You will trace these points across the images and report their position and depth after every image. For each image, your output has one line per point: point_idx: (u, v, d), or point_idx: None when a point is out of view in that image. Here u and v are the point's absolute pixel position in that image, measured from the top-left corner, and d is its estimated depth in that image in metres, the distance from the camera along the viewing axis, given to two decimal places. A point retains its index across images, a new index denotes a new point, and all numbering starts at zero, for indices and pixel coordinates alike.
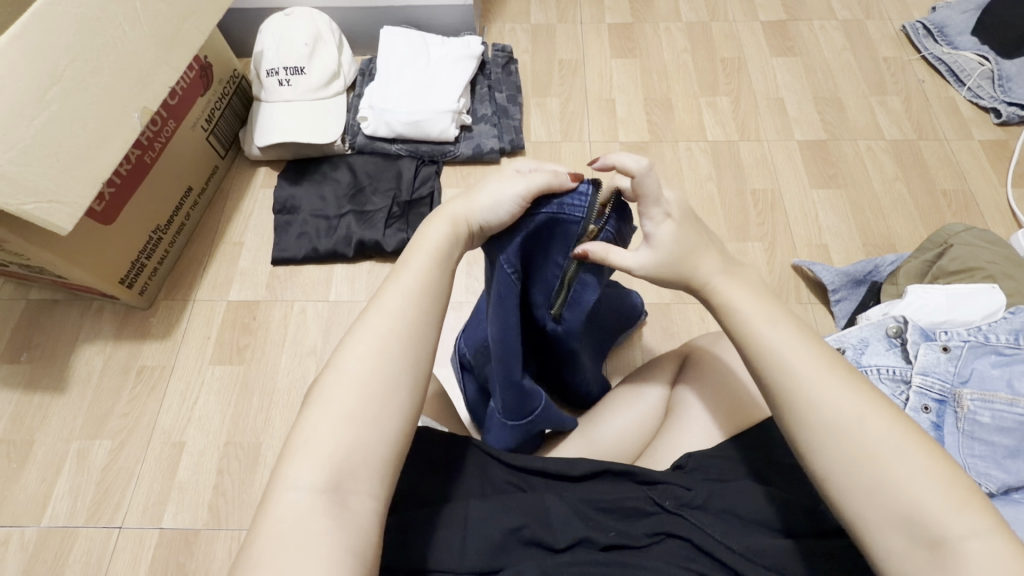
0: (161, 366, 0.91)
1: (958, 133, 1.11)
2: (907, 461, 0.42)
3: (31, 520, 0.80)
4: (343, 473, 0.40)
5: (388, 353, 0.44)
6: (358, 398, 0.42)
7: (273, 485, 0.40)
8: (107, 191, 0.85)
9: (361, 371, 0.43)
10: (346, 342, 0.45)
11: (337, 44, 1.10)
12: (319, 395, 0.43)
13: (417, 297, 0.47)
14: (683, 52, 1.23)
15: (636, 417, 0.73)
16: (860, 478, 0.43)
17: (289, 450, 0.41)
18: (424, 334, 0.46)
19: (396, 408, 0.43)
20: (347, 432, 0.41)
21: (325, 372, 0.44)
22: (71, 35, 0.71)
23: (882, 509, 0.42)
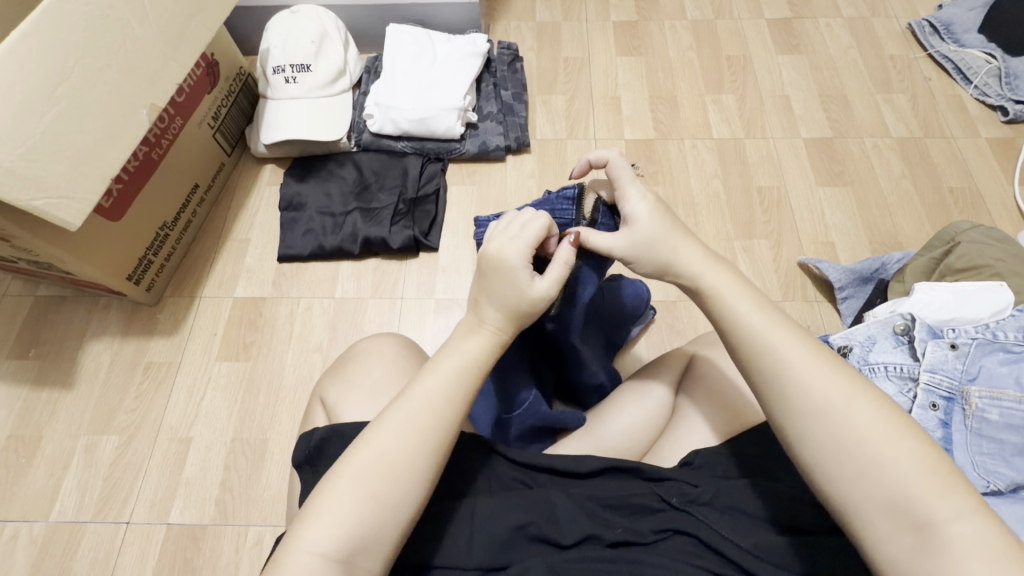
0: (168, 362, 0.91)
1: (965, 131, 1.10)
2: (889, 447, 0.42)
3: (40, 515, 0.81)
4: (354, 546, 0.44)
5: (417, 439, 0.48)
6: (378, 477, 0.46)
7: (290, 538, 0.45)
8: (116, 187, 0.85)
9: (387, 452, 0.47)
10: (381, 418, 0.49)
11: (342, 42, 1.10)
12: (347, 463, 0.47)
13: (453, 383, 0.50)
14: (688, 50, 1.23)
15: (644, 414, 0.72)
16: (846, 465, 0.43)
17: (308, 510, 0.46)
18: (451, 424, 0.49)
19: (410, 494, 0.47)
20: (365, 509, 0.45)
21: (359, 441, 0.48)
22: (80, 32, 0.71)
23: (868, 496, 0.42)
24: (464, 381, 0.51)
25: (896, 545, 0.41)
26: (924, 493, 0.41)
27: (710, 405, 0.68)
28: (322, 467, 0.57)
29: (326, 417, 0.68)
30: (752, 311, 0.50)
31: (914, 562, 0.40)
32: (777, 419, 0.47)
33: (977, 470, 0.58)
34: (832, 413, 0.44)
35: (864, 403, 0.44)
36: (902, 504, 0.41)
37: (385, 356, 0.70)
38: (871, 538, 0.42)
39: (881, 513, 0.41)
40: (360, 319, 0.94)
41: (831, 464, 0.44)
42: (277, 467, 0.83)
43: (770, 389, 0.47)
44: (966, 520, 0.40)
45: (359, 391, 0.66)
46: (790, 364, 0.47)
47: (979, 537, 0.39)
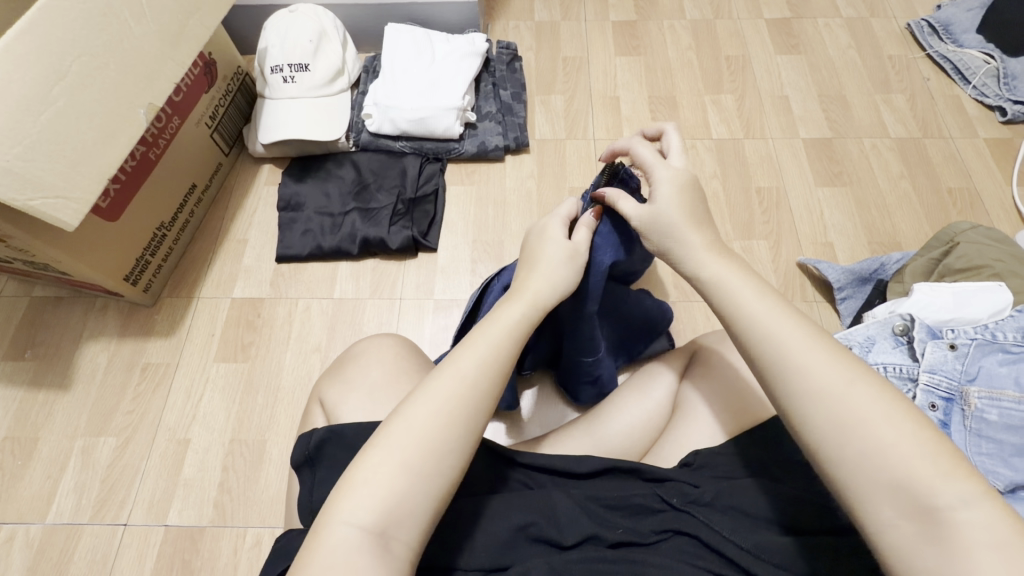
0: (165, 363, 0.91)
1: (963, 132, 1.11)
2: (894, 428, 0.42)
3: (37, 517, 0.80)
4: (390, 521, 0.44)
5: (452, 413, 0.48)
6: (416, 451, 0.46)
7: (326, 515, 0.44)
8: (112, 188, 0.84)
9: (424, 426, 0.47)
10: (412, 395, 0.49)
11: (341, 42, 1.10)
12: (383, 436, 0.47)
13: (488, 365, 0.51)
14: (687, 50, 1.23)
15: (643, 414, 0.72)
16: (849, 449, 0.43)
17: (345, 484, 0.45)
18: (484, 401, 0.49)
19: (447, 468, 0.46)
20: (401, 482, 0.45)
21: (392, 417, 0.48)
22: (78, 31, 0.71)
23: (874, 481, 0.42)
24: (496, 364, 0.51)
25: (898, 532, 0.41)
26: (926, 478, 0.40)
27: (711, 404, 0.68)
28: (321, 468, 0.57)
29: (325, 419, 0.67)
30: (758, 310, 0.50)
31: (918, 549, 0.40)
32: None
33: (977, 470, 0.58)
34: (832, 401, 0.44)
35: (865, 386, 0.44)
36: (906, 492, 0.40)
37: (385, 357, 0.69)
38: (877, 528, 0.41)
39: (884, 502, 0.41)
40: (359, 319, 0.94)
41: (832, 456, 0.44)
42: (275, 468, 0.83)
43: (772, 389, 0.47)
44: (972, 506, 0.39)
45: (358, 392, 0.66)
46: (797, 351, 0.47)
47: (987, 523, 0.38)
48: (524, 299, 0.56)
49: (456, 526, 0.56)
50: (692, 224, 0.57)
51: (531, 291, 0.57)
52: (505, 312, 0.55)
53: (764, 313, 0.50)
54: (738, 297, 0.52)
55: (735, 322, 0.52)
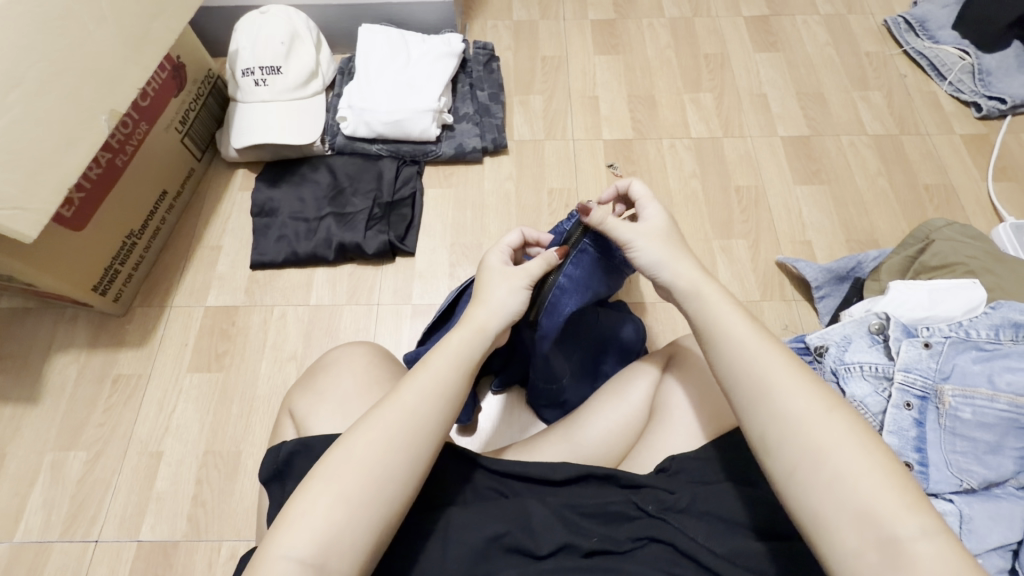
0: (137, 374, 0.89)
1: (939, 128, 1.11)
2: (857, 454, 0.43)
3: (4, 535, 0.78)
4: (330, 554, 0.43)
5: (395, 442, 0.47)
6: (358, 483, 0.45)
7: (267, 547, 0.44)
8: (77, 196, 0.82)
9: (365, 456, 0.46)
10: (359, 424, 0.49)
11: (314, 43, 1.08)
12: (323, 469, 0.46)
13: (432, 395, 0.50)
14: (666, 48, 1.23)
15: (620, 418, 0.71)
16: (810, 471, 0.44)
17: (285, 517, 0.45)
18: (431, 433, 0.49)
19: (389, 496, 0.46)
20: (341, 512, 0.44)
21: (334, 448, 0.47)
22: (35, 37, 0.69)
23: (836, 503, 0.42)
24: (441, 394, 0.51)
25: (859, 556, 0.41)
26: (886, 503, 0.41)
27: (686, 411, 0.67)
28: (290, 482, 0.56)
29: (295, 431, 0.66)
30: (737, 321, 0.52)
31: None
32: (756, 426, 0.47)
33: (950, 469, 0.59)
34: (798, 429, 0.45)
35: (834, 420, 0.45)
36: (868, 516, 0.41)
37: (357, 364, 0.68)
38: (838, 547, 0.42)
39: (851, 521, 0.42)
40: (335, 326, 0.93)
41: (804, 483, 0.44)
42: (250, 479, 0.81)
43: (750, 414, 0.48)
44: (927, 538, 0.40)
45: (326, 403, 0.64)
46: (774, 373, 0.48)
47: (936, 550, 0.39)
48: (472, 327, 0.56)
49: (429, 539, 0.56)
50: (675, 245, 0.60)
51: (479, 330, 0.56)
52: (452, 338, 0.55)
53: (730, 327, 0.52)
54: (715, 314, 0.54)
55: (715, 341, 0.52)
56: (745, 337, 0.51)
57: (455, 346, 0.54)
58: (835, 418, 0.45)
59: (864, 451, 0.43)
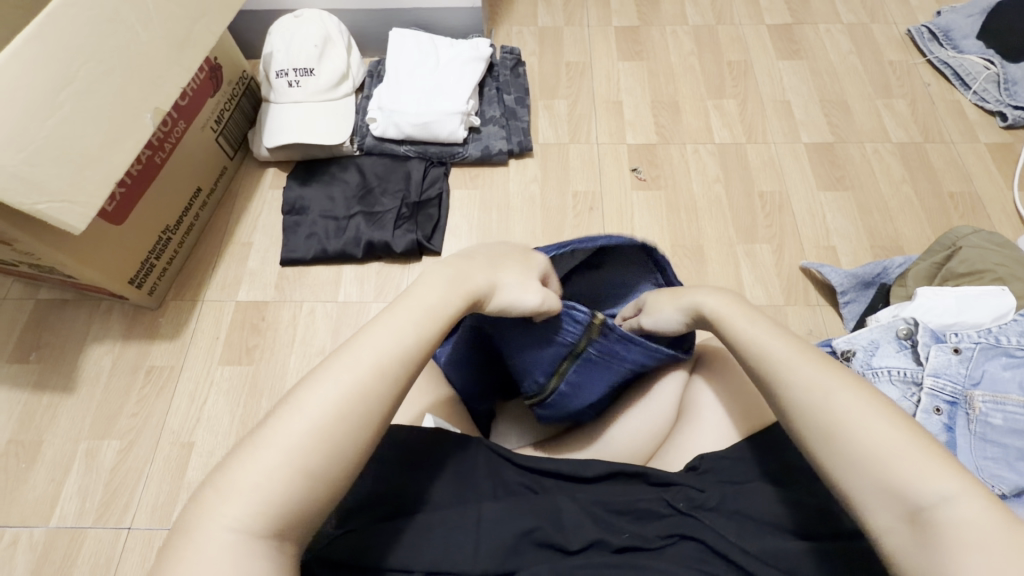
0: (170, 366, 0.91)
1: (964, 136, 1.11)
2: (877, 424, 0.43)
3: (40, 520, 0.80)
4: (279, 519, 0.40)
5: (347, 401, 0.44)
6: (307, 440, 0.42)
7: (203, 515, 0.40)
8: (119, 191, 0.84)
9: (312, 415, 0.43)
10: (308, 379, 0.45)
11: (346, 47, 1.10)
12: (268, 429, 0.42)
13: (389, 344, 0.47)
14: (690, 55, 1.24)
15: (647, 422, 0.72)
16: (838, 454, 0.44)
17: (222, 483, 0.41)
18: (381, 387, 0.45)
19: (342, 456, 0.43)
20: (283, 477, 0.41)
21: (279, 408, 0.44)
22: (86, 37, 0.71)
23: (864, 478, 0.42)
24: (394, 345, 0.47)
25: (893, 537, 0.41)
26: (905, 475, 0.41)
27: (714, 412, 0.69)
28: None
29: None
30: (747, 322, 0.57)
31: (915, 555, 0.39)
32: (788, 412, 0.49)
33: (980, 474, 0.58)
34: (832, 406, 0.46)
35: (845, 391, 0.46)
36: (894, 494, 0.41)
37: None
38: (879, 527, 0.41)
39: (880, 496, 0.41)
40: (363, 323, 0.94)
41: (844, 466, 0.44)
42: None
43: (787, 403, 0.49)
44: (953, 505, 0.39)
45: None
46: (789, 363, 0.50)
47: None
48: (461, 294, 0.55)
49: (461, 532, 0.55)
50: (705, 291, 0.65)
51: (470, 296, 0.55)
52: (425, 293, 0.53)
53: (753, 326, 0.57)
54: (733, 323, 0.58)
55: (735, 338, 0.57)
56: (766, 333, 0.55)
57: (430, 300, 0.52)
58: (855, 396, 0.46)
59: (884, 422, 0.44)
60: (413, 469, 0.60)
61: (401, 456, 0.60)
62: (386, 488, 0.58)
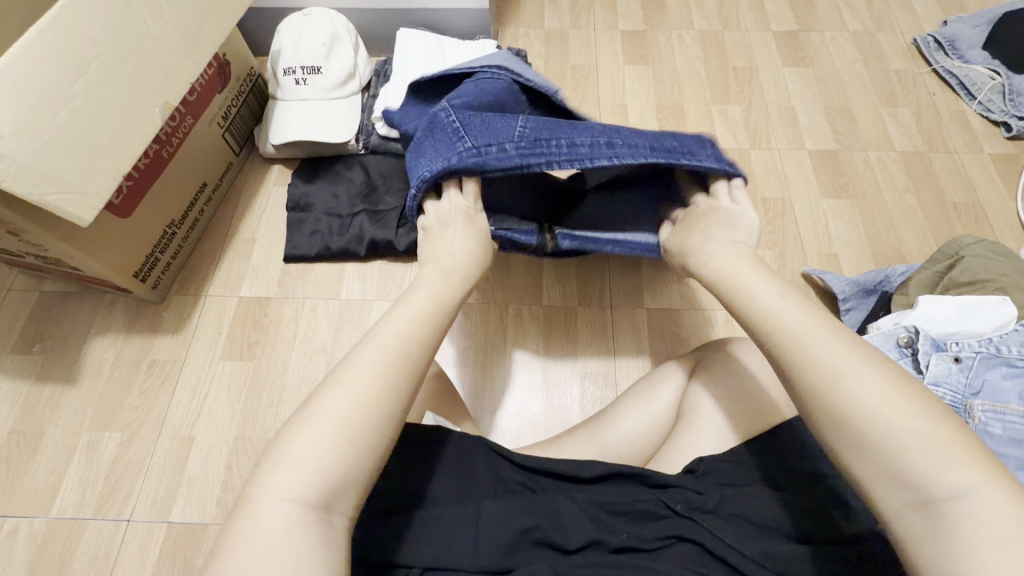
0: (172, 359, 0.91)
1: (968, 146, 1.11)
2: (892, 408, 0.42)
3: (40, 511, 0.80)
4: (332, 492, 0.41)
5: (387, 375, 0.46)
6: (354, 412, 0.44)
7: (259, 490, 0.41)
8: (126, 184, 0.85)
9: (359, 390, 0.45)
10: (348, 359, 0.47)
11: (353, 45, 1.11)
12: (315, 404, 0.44)
13: (416, 324, 0.51)
14: (695, 60, 1.24)
15: (648, 420, 0.74)
16: (850, 435, 0.43)
17: (274, 457, 0.42)
18: (416, 362, 0.48)
19: (385, 423, 0.45)
20: (337, 450, 0.42)
21: (322, 386, 0.45)
22: (99, 30, 0.72)
23: (877, 461, 0.41)
24: (416, 326, 0.51)
25: (905, 522, 0.40)
26: (921, 457, 0.40)
27: (715, 414, 0.68)
28: None
29: None
30: (745, 268, 0.56)
31: (926, 540, 0.39)
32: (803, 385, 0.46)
33: None
34: (845, 382, 0.44)
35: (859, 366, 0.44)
36: (908, 481, 0.40)
37: None
38: (888, 513, 0.41)
39: (888, 481, 0.41)
40: (365, 321, 0.95)
41: (856, 445, 0.42)
42: None
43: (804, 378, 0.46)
44: (974, 498, 0.38)
45: None
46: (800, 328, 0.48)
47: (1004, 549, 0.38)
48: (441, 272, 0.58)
49: (460, 529, 0.55)
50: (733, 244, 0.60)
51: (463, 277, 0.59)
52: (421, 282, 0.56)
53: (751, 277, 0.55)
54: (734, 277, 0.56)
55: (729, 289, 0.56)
56: (788, 306, 0.51)
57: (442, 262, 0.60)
58: (871, 375, 0.43)
59: (903, 407, 0.42)
60: (413, 466, 0.60)
61: (401, 453, 0.60)
62: (387, 485, 0.58)
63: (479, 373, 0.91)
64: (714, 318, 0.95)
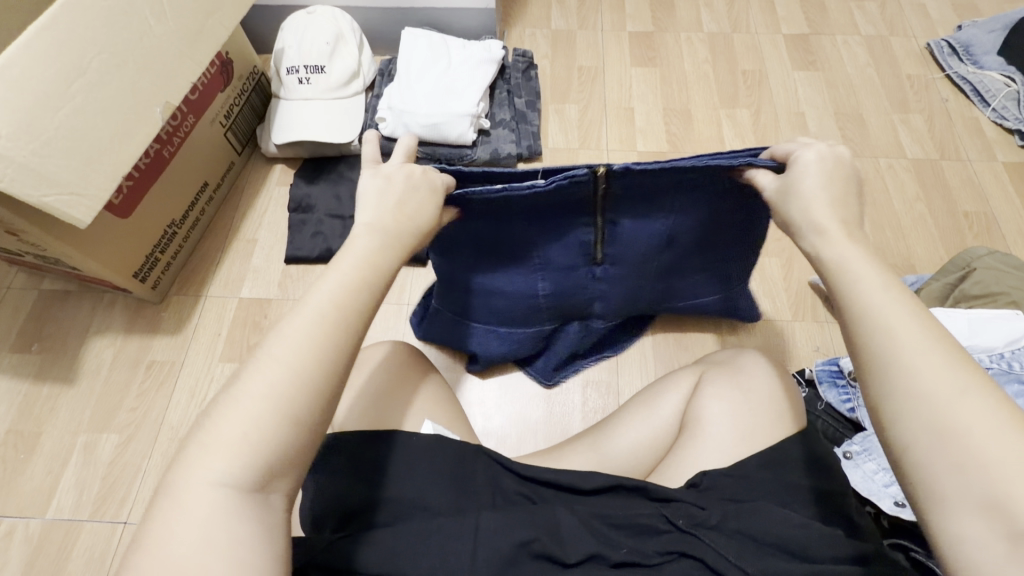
0: (171, 361, 0.90)
1: (981, 154, 1.09)
2: (987, 416, 0.35)
3: (37, 512, 0.80)
4: (264, 471, 0.39)
5: (322, 341, 0.42)
6: (287, 388, 0.40)
7: (184, 472, 0.38)
8: (126, 184, 0.84)
9: (290, 362, 0.41)
10: (279, 327, 0.42)
11: (358, 44, 1.10)
12: (240, 381, 0.40)
13: (353, 288, 0.45)
14: (704, 63, 1.22)
15: (650, 432, 0.73)
16: (931, 446, 0.36)
17: (201, 437, 0.39)
18: (356, 325, 0.44)
19: (318, 397, 0.41)
20: (269, 428, 0.39)
21: (250, 359, 0.41)
22: (99, 28, 0.71)
23: (955, 476, 0.35)
24: (357, 286, 0.45)
25: (984, 550, 0.33)
26: (1005, 472, 0.33)
27: (719, 427, 0.66)
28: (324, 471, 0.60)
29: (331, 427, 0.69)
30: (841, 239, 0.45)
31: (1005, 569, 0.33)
32: (881, 379, 0.39)
33: None
34: (937, 387, 0.36)
35: (957, 370, 0.37)
36: (991, 502, 0.33)
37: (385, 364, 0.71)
38: (949, 532, 0.35)
39: (968, 501, 0.34)
40: None
41: (931, 454, 0.36)
42: None
43: (886, 380, 0.38)
44: None
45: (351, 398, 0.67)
46: (897, 326, 0.39)
47: None
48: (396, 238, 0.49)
49: (459, 541, 0.54)
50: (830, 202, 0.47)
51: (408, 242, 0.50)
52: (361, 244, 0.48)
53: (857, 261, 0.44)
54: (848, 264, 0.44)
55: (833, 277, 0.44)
56: (896, 308, 0.40)
57: (422, 219, 0.51)
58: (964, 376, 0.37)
59: (998, 417, 0.35)
60: (413, 475, 0.59)
61: (400, 462, 0.60)
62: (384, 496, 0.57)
63: (477, 383, 0.90)
64: (718, 327, 0.94)
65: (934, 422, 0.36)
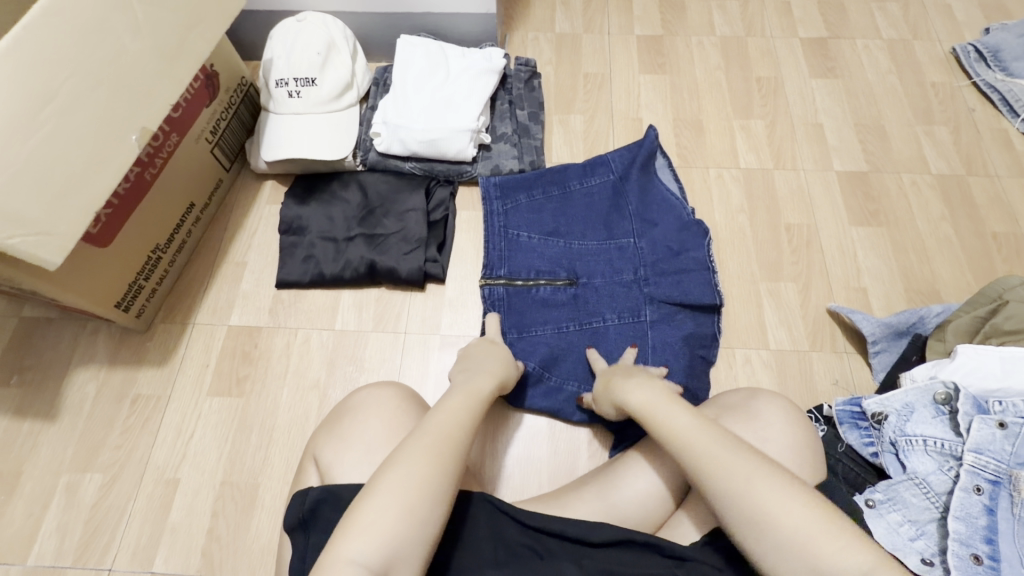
0: (157, 395, 0.86)
1: (1010, 170, 1.03)
2: (787, 503, 0.49)
3: (17, 558, 0.76)
4: (390, 559, 0.47)
5: (440, 452, 0.54)
6: (413, 487, 0.50)
7: (331, 555, 0.47)
8: (103, 213, 0.79)
9: (418, 469, 0.52)
10: (405, 442, 0.55)
11: (351, 53, 1.04)
12: (378, 481, 0.51)
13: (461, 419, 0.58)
14: (716, 69, 1.16)
15: (661, 481, 0.68)
16: (764, 539, 0.49)
17: (349, 523, 0.49)
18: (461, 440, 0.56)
19: (439, 495, 0.51)
20: (400, 521, 0.49)
21: (386, 464, 0.53)
22: (67, 48, 0.66)
23: (785, 559, 0.48)
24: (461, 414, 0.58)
25: None
26: (824, 554, 0.46)
27: None
28: (315, 532, 0.57)
29: (320, 479, 0.66)
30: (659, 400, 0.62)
31: None
32: (717, 490, 0.52)
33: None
34: (755, 488, 0.50)
35: (764, 474, 0.51)
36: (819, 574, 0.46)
37: (385, 410, 0.68)
38: None
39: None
40: (360, 355, 0.89)
41: (766, 546, 0.49)
42: (266, 516, 0.78)
43: (717, 489, 0.52)
44: None
45: (354, 450, 0.65)
46: (708, 451, 0.54)
47: None
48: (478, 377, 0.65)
49: None
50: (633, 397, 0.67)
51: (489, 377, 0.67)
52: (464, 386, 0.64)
53: (681, 418, 0.59)
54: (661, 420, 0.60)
55: (655, 425, 0.60)
56: (701, 432, 0.56)
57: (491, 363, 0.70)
58: (769, 479, 0.51)
59: (798, 503, 0.49)
60: None
61: None
62: None
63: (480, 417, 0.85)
64: (731, 356, 0.89)
65: (762, 522, 0.49)
